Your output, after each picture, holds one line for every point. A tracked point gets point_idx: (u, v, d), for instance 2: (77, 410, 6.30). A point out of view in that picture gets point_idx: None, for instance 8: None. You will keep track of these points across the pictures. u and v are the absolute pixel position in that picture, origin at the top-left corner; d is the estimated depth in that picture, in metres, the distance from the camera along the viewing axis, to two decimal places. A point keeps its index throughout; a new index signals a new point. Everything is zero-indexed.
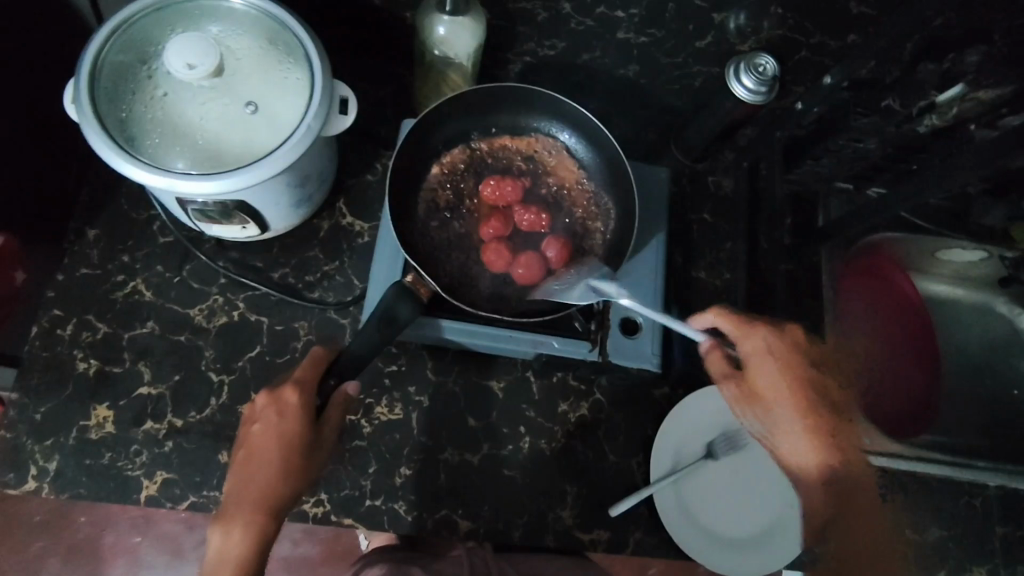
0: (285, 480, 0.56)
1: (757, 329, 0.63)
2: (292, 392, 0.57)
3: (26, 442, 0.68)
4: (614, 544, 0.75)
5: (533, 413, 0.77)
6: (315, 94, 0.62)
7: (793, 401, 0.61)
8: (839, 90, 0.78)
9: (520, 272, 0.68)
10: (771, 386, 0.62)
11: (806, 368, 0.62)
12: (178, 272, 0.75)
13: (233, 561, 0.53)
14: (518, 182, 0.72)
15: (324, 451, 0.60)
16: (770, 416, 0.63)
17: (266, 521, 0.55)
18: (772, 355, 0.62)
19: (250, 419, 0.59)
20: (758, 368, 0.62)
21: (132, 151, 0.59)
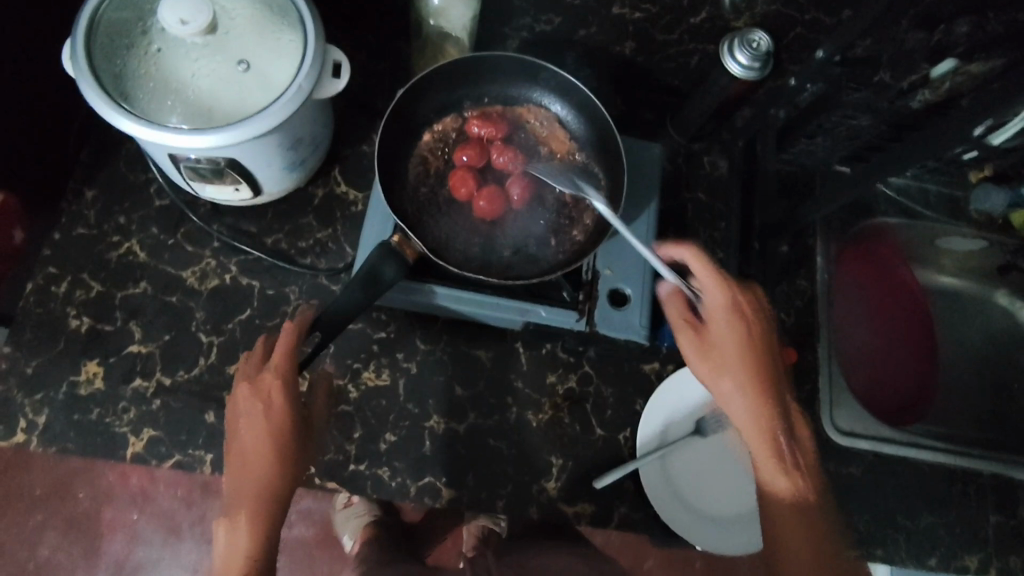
0: (283, 466, 0.57)
1: (726, 281, 0.62)
2: (272, 376, 0.59)
3: (16, 395, 0.69)
4: (598, 518, 0.74)
5: (520, 384, 0.77)
6: (307, 57, 0.63)
7: (751, 364, 0.60)
8: (831, 64, 0.75)
9: (480, 204, 0.69)
10: (724, 340, 0.61)
11: (762, 335, 0.62)
12: (172, 234, 0.76)
13: (243, 558, 0.52)
14: (505, 125, 0.73)
15: (312, 436, 0.61)
16: (716, 369, 0.61)
17: (271, 507, 0.55)
18: (733, 310, 0.61)
19: (233, 417, 0.59)
20: (721, 322, 0.61)
21: (126, 105, 0.60)
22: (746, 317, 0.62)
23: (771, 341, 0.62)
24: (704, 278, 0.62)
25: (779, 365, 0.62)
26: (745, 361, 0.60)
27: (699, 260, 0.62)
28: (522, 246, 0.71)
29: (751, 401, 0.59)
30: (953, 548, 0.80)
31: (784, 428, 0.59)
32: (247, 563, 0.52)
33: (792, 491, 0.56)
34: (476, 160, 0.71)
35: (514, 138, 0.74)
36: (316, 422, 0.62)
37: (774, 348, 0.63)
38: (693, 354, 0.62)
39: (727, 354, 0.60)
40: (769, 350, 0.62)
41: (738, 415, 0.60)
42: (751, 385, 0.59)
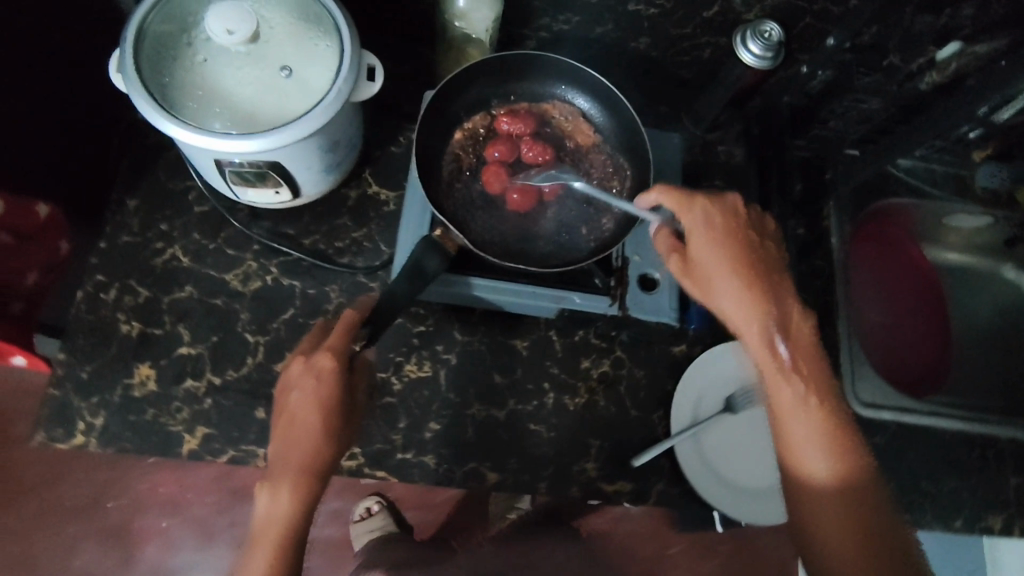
0: (328, 442, 0.59)
1: (701, 202, 0.60)
2: (326, 357, 0.60)
3: (74, 399, 0.72)
4: (637, 495, 0.77)
5: (556, 370, 0.80)
6: (345, 62, 0.66)
7: (745, 279, 0.58)
8: (841, 51, 0.77)
9: (513, 196, 0.73)
10: (710, 261, 0.59)
11: (749, 248, 0.60)
12: (214, 239, 0.79)
13: (279, 522, 0.56)
14: (531, 121, 0.77)
15: (355, 416, 0.63)
16: (710, 293, 0.59)
17: (311, 483, 0.58)
18: (712, 229, 0.60)
19: (286, 387, 0.61)
20: (704, 243, 0.59)
21: (174, 113, 0.63)
22: (729, 234, 0.60)
23: (760, 253, 0.60)
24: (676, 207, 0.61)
25: (773, 270, 0.60)
26: (737, 277, 0.58)
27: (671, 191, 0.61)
28: (555, 236, 0.74)
29: (751, 317, 0.57)
30: (977, 510, 0.83)
31: (786, 337, 0.57)
32: (282, 531, 0.56)
33: (803, 401, 0.55)
34: (507, 156, 0.75)
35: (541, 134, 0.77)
36: (359, 404, 0.64)
37: (763, 255, 0.61)
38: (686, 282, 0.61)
39: (718, 274, 0.59)
40: (760, 258, 0.60)
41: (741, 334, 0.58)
42: (748, 301, 0.58)
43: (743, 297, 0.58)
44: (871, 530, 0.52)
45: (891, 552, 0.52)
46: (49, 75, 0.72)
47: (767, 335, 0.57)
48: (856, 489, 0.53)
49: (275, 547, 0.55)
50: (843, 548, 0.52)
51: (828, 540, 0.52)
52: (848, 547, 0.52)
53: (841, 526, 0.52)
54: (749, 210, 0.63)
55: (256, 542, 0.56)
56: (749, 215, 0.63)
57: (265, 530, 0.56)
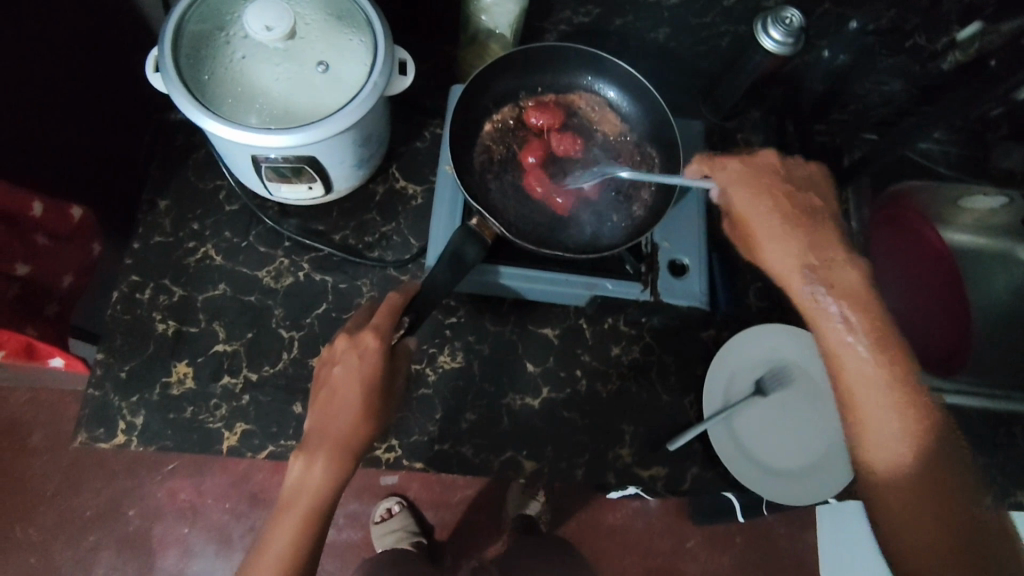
0: (365, 420, 0.61)
1: (733, 162, 0.64)
2: (372, 337, 0.61)
3: (114, 398, 0.72)
4: (673, 479, 0.78)
5: (587, 358, 0.81)
6: (379, 56, 0.67)
7: (784, 228, 0.60)
8: (864, 34, 0.82)
9: (555, 200, 0.74)
10: (749, 217, 0.62)
11: (787, 203, 0.61)
12: (245, 237, 0.79)
13: (310, 491, 0.58)
14: (559, 113, 0.78)
15: (391, 400, 0.65)
16: (755, 248, 0.62)
17: (344, 459, 0.59)
18: (746, 186, 0.62)
19: (329, 361, 0.63)
20: (740, 195, 0.62)
21: (214, 109, 0.63)
22: (765, 190, 0.62)
23: (805, 207, 0.61)
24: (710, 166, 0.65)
25: (820, 220, 0.61)
26: (776, 226, 0.60)
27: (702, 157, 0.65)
28: (585, 222, 0.74)
29: (793, 264, 0.59)
30: (1007, 486, 0.84)
31: (833, 285, 0.57)
32: (312, 501, 0.58)
33: (853, 347, 0.54)
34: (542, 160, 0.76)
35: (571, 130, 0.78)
36: (397, 388, 0.65)
37: (807, 206, 0.62)
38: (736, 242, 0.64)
39: (756, 224, 0.61)
40: (803, 209, 0.61)
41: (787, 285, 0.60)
42: (786, 251, 0.59)
43: (782, 249, 0.60)
44: (926, 473, 0.50)
45: (956, 491, 0.49)
46: (77, 78, 0.73)
47: (810, 281, 0.57)
48: (916, 435, 0.51)
49: (304, 513, 0.58)
50: (902, 494, 0.50)
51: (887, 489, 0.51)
52: (910, 496, 0.50)
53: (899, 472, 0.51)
54: (789, 168, 0.64)
55: (286, 505, 0.59)
56: (790, 172, 0.64)
57: (296, 496, 0.58)
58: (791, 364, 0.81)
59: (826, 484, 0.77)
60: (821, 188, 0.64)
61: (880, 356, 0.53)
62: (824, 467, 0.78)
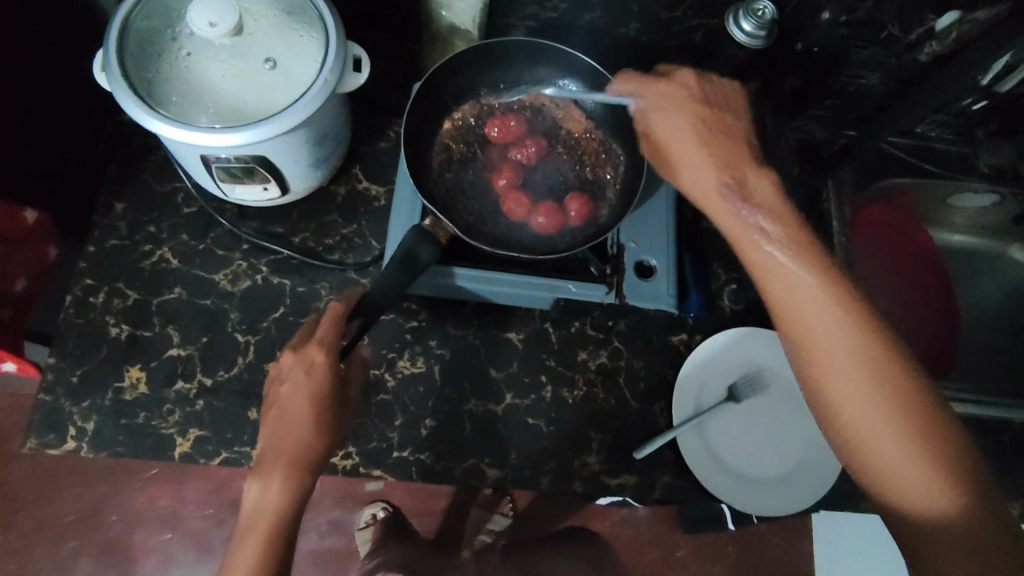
0: (320, 434, 0.58)
1: (650, 85, 0.64)
2: (317, 350, 0.58)
3: (64, 404, 0.70)
4: (642, 488, 0.75)
5: (553, 362, 0.78)
6: (331, 52, 0.65)
7: (706, 149, 0.59)
8: (836, 26, 0.74)
9: (513, 208, 0.71)
10: (669, 135, 0.61)
11: (705, 118, 0.60)
12: (202, 239, 0.78)
13: (271, 513, 0.54)
14: (520, 117, 0.75)
15: (348, 412, 0.62)
16: (677, 167, 0.61)
17: (302, 476, 0.56)
18: (668, 105, 0.62)
19: (277, 379, 0.60)
20: (661, 122, 0.62)
21: (159, 108, 0.61)
22: (683, 105, 0.61)
23: (724, 123, 0.60)
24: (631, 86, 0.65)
25: (740, 140, 0.59)
26: (699, 150, 0.59)
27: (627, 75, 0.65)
28: (555, 215, 0.71)
29: (710, 183, 0.57)
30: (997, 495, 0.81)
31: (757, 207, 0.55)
32: (273, 524, 0.54)
33: (785, 265, 0.51)
34: (499, 169, 0.74)
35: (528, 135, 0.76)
36: (353, 400, 0.63)
37: (729, 126, 0.60)
38: (658, 165, 0.63)
39: (675, 146, 0.60)
40: (725, 132, 0.59)
41: (709, 204, 0.58)
42: (704, 166, 0.58)
43: (704, 165, 0.58)
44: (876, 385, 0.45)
45: (914, 405, 0.44)
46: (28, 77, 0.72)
47: (729, 198, 0.56)
48: (871, 349, 0.46)
49: (263, 541, 0.53)
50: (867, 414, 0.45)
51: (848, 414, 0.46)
52: (880, 414, 0.45)
53: (860, 394, 0.46)
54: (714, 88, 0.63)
55: (243, 534, 0.54)
56: (713, 90, 0.62)
57: (254, 523, 0.54)
58: (764, 369, 0.78)
59: (802, 494, 0.74)
60: (742, 105, 0.62)
61: (817, 269, 0.50)
62: (801, 478, 0.75)
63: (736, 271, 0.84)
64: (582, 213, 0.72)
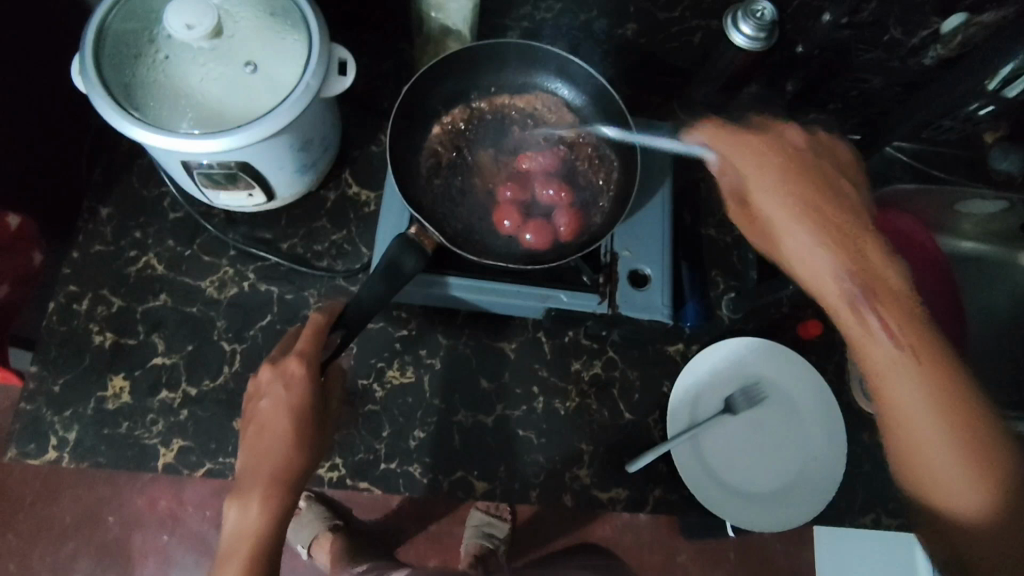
0: (300, 450, 0.57)
1: (741, 138, 0.63)
2: (296, 363, 0.58)
3: (45, 413, 0.69)
4: (634, 502, 0.73)
5: (546, 373, 0.76)
6: (313, 56, 0.63)
7: (807, 219, 0.58)
8: (837, 27, 0.71)
9: (503, 222, 0.69)
10: (766, 201, 0.60)
11: (808, 177, 0.59)
12: (189, 246, 0.77)
13: (251, 536, 0.54)
14: (551, 151, 0.73)
15: (329, 425, 0.61)
16: (769, 232, 0.60)
17: (282, 497, 0.56)
18: (764, 164, 0.60)
19: (256, 395, 0.59)
20: (761, 188, 0.60)
21: (136, 114, 0.60)
22: (786, 164, 0.60)
23: (828, 185, 0.60)
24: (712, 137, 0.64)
25: (842, 200, 0.59)
26: (798, 219, 0.58)
27: (711, 130, 0.64)
28: (544, 226, 0.69)
29: (812, 250, 0.57)
30: None
31: (868, 286, 0.56)
32: (253, 547, 0.54)
33: (887, 342, 0.53)
34: (490, 176, 0.72)
35: (528, 139, 0.74)
36: (333, 413, 0.62)
37: (834, 194, 0.59)
38: (743, 223, 0.63)
39: (762, 202, 0.60)
40: (829, 194, 0.59)
41: (806, 271, 0.58)
42: (803, 230, 0.58)
43: (801, 229, 0.58)
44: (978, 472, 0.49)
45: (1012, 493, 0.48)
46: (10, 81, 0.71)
47: (833, 270, 0.56)
48: (964, 426, 0.50)
49: (244, 564, 0.53)
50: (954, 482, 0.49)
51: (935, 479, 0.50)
52: (969, 484, 0.48)
53: (952, 467, 0.49)
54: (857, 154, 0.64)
55: (225, 558, 0.54)
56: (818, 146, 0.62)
57: (235, 546, 0.54)
58: (764, 381, 0.76)
59: (800, 510, 0.72)
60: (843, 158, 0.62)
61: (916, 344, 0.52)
62: (801, 493, 0.73)
63: (735, 279, 0.82)
64: (571, 231, 0.70)
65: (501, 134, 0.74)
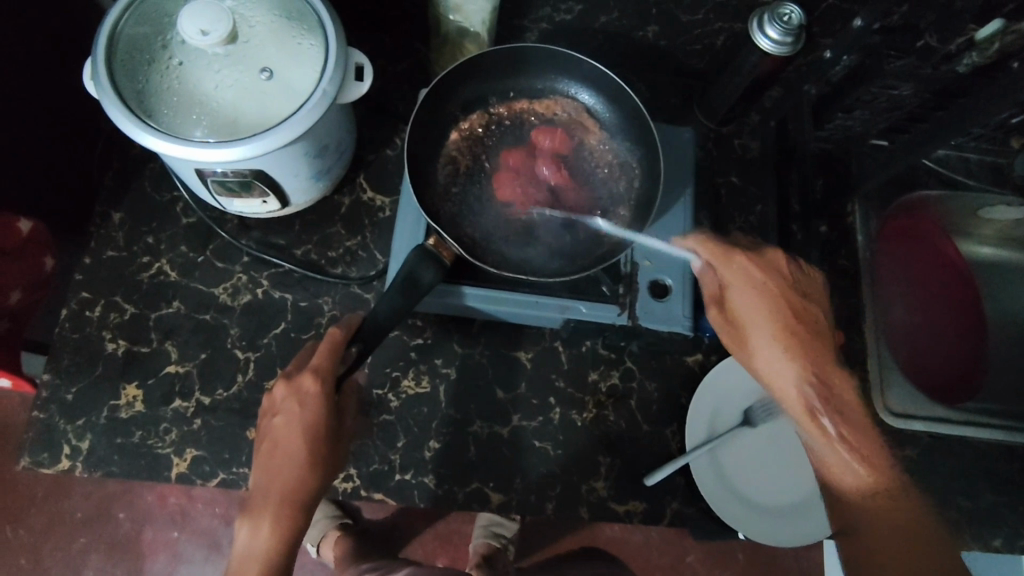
0: (313, 469, 0.57)
1: (737, 254, 0.61)
2: (311, 381, 0.57)
3: (58, 422, 0.69)
4: (651, 515, 0.72)
5: (562, 383, 0.75)
6: (329, 61, 0.61)
7: (784, 342, 0.59)
8: (869, 33, 0.73)
9: (501, 191, 0.69)
10: (751, 311, 0.60)
11: (791, 301, 0.60)
12: (202, 252, 0.75)
13: (260, 557, 0.54)
14: (564, 134, 0.73)
15: (343, 441, 0.61)
16: (745, 338, 0.60)
17: (294, 516, 0.55)
18: (750, 283, 0.61)
19: (270, 411, 0.58)
20: (740, 296, 0.61)
21: (149, 121, 0.59)
22: (771, 294, 0.60)
23: (810, 311, 0.61)
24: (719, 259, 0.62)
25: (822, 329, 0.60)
26: (771, 331, 0.59)
27: (708, 241, 0.62)
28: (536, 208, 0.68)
29: (790, 379, 0.58)
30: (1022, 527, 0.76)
31: (824, 394, 0.57)
32: (263, 567, 0.53)
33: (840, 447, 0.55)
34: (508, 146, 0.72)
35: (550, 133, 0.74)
36: (347, 430, 0.61)
37: (801, 310, 0.61)
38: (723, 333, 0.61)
39: (744, 314, 0.60)
40: (806, 315, 0.60)
41: (783, 392, 0.58)
42: (782, 340, 0.59)
43: (781, 347, 0.58)
44: None
45: None
46: (14, 86, 0.70)
47: (807, 396, 0.57)
48: (899, 504, 0.53)
49: None
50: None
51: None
52: None
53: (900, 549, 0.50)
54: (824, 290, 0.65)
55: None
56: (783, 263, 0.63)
57: (242, 566, 0.54)
58: None
59: (818, 525, 0.72)
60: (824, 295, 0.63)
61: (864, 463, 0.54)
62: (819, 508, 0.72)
63: None
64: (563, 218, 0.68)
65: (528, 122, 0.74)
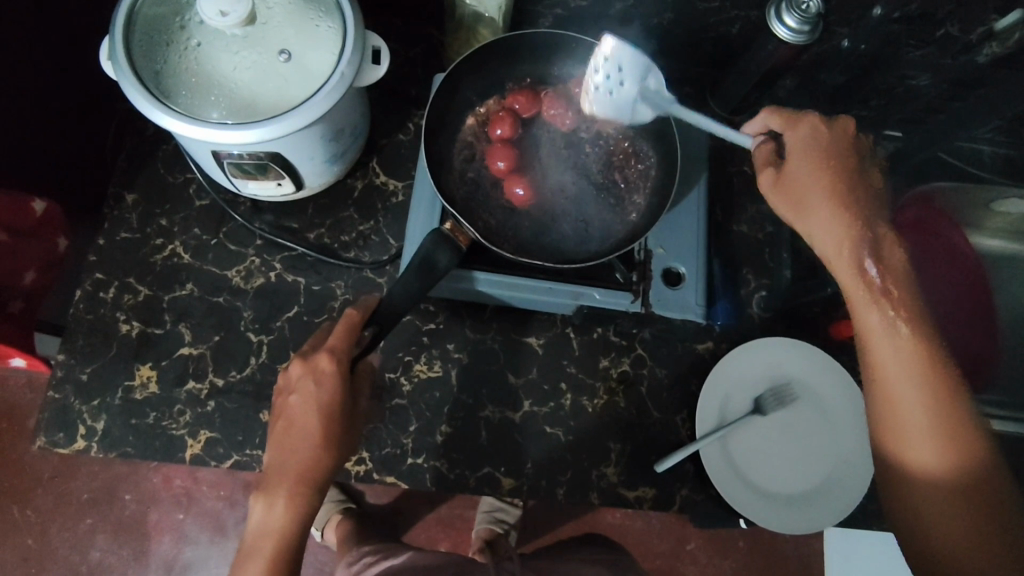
0: (327, 450, 0.57)
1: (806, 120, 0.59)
2: (327, 360, 0.57)
3: (73, 402, 0.69)
4: (660, 501, 0.73)
5: (574, 369, 0.76)
6: (348, 44, 0.61)
7: (835, 200, 0.55)
8: (888, 22, 0.72)
9: (495, 129, 0.70)
10: (805, 176, 0.57)
11: (848, 166, 0.57)
12: (215, 234, 0.75)
13: (274, 533, 0.55)
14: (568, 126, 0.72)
15: (356, 422, 0.61)
16: (800, 202, 0.57)
17: (309, 494, 0.56)
18: (813, 145, 0.58)
19: (286, 389, 0.58)
20: (796, 159, 0.58)
21: (166, 102, 0.58)
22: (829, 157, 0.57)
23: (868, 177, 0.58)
24: (782, 126, 0.59)
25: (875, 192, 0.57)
26: (826, 196, 0.55)
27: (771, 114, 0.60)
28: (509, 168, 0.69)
29: (835, 235, 0.55)
30: None
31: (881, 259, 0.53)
32: (276, 543, 0.55)
33: (899, 327, 0.51)
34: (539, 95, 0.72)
35: (630, 75, 0.58)
36: (361, 411, 0.62)
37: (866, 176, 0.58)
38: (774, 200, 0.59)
39: (799, 179, 0.57)
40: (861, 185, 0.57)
41: (827, 250, 0.56)
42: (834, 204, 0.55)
43: (831, 208, 0.55)
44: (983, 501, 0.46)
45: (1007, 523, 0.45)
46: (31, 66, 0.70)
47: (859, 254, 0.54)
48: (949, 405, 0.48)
49: (268, 561, 0.54)
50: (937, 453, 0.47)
51: (923, 508, 0.48)
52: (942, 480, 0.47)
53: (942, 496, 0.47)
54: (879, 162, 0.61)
55: (249, 553, 0.55)
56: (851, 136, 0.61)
57: (255, 542, 0.55)
58: (794, 383, 0.75)
59: (826, 515, 0.71)
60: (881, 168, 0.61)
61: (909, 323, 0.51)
62: (828, 506, 0.71)
63: (767, 278, 0.80)
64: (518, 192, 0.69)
65: (624, 52, 0.57)
